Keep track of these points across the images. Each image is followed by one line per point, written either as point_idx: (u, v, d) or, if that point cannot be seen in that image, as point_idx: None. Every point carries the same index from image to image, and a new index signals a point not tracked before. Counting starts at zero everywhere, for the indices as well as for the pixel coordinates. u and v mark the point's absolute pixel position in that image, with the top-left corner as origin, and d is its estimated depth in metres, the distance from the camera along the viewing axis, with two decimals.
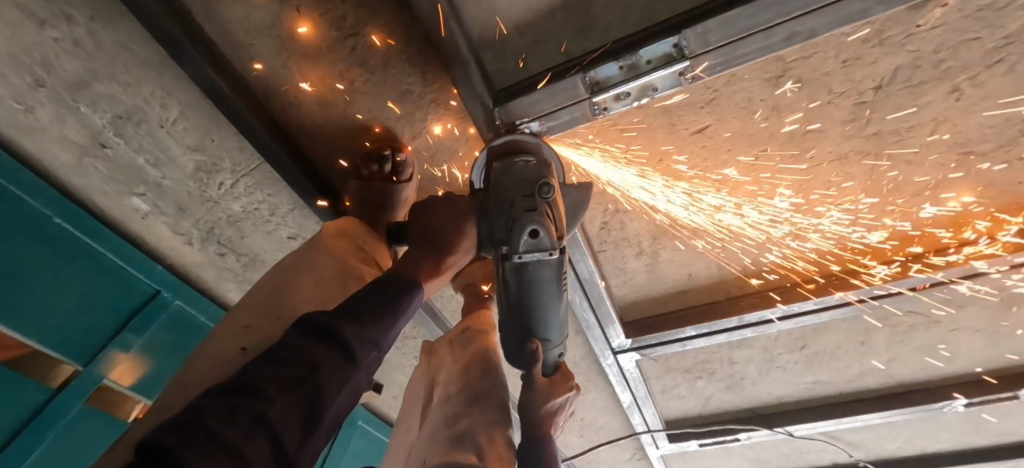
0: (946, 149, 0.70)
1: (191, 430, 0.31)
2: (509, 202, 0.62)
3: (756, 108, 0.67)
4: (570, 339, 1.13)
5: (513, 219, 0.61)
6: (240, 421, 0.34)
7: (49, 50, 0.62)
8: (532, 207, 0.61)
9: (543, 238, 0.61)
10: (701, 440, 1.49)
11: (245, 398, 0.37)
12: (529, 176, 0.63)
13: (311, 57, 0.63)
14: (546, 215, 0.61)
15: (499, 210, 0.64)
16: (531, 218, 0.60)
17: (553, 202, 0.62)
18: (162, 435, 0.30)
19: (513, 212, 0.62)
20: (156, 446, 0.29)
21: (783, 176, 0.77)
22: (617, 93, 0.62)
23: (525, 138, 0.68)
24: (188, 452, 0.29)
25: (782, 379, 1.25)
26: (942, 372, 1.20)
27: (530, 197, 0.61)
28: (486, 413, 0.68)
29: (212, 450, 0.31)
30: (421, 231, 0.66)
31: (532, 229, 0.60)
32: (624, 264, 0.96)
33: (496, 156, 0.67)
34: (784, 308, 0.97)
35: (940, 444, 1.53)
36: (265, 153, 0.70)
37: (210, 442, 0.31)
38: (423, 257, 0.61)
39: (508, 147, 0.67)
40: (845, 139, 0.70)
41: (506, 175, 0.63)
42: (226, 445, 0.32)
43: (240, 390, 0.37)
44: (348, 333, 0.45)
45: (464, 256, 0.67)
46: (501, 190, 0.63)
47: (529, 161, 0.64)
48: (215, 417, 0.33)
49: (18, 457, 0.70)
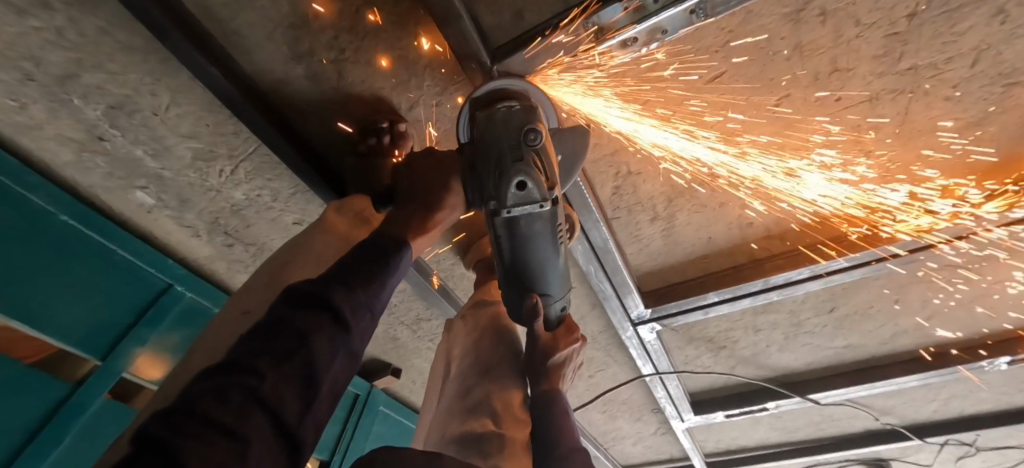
0: (989, 80, 0.64)
1: (183, 414, 0.30)
2: (496, 154, 0.59)
3: (774, 48, 0.62)
4: (588, 311, 1.10)
5: (500, 173, 0.58)
6: (235, 400, 0.33)
7: (33, 41, 0.60)
8: (519, 158, 0.57)
9: (531, 190, 0.57)
10: (727, 411, 1.46)
11: (238, 375, 0.35)
12: (514, 123, 0.59)
13: (298, 28, 0.60)
14: (533, 165, 0.57)
15: (486, 164, 0.60)
16: (518, 169, 0.56)
17: (542, 149, 0.58)
18: (153, 423, 0.29)
19: (500, 164, 0.58)
20: (148, 437, 0.28)
21: (805, 123, 0.72)
22: (623, 38, 0.59)
23: (507, 82, 0.64)
24: (181, 434, 0.29)
25: (812, 344, 1.20)
26: (983, 330, 1.14)
27: (516, 147, 0.58)
28: (500, 379, 0.68)
29: (209, 433, 0.30)
30: (408, 188, 0.64)
31: (520, 181, 0.57)
32: (639, 231, 0.92)
33: (479, 107, 0.63)
34: (811, 267, 0.92)
35: (980, 405, 1.47)
36: (263, 137, 0.68)
37: (207, 424, 0.30)
38: (409, 215, 0.59)
39: (493, 96, 0.63)
40: (875, 77, 0.65)
41: (490, 124, 0.60)
42: (223, 425, 0.31)
43: (232, 369, 0.36)
44: (338, 299, 0.44)
45: (452, 212, 0.65)
46: (487, 141, 0.60)
47: (514, 107, 0.60)
48: (206, 399, 0.32)
49: (42, 453, 0.70)
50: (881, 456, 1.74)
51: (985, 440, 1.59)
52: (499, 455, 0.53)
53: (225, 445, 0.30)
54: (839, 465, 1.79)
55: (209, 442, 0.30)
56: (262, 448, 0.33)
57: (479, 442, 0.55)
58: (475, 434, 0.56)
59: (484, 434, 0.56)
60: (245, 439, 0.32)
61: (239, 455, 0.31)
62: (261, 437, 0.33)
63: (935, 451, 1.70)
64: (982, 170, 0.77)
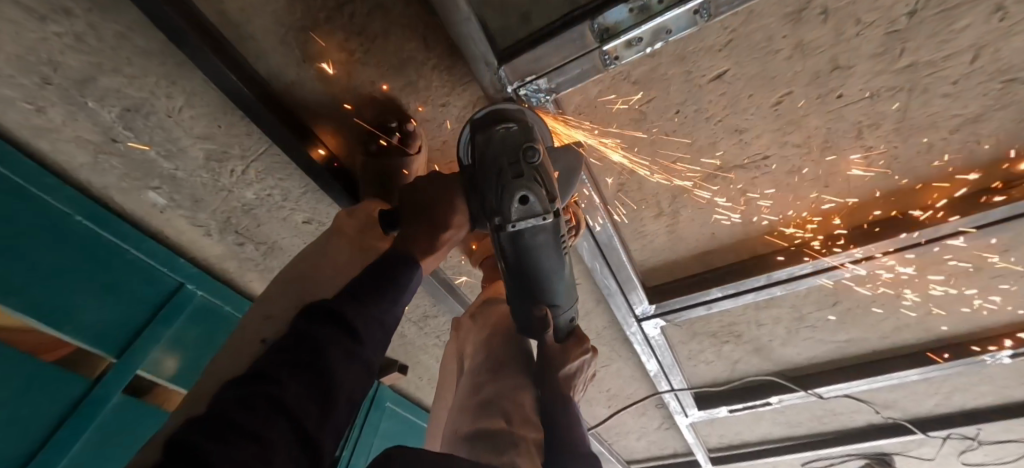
0: (988, 76, 0.65)
1: (214, 423, 0.34)
2: (496, 170, 0.60)
3: (776, 47, 0.63)
4: (593, 307, 1.12)
5: (502, 188, 0.59)
6: (260, 409, 0.36)
7: (53, 46, 0.62)
8: (519, 173, 0.58)
9: (534, 203, 0.59)
10: (731, 406, 1.47)
11: (262, 386, 0.38)
12: (513, 142, 0.59)
13: (310, 31, 0.62)
14: (535, 180, 0.59)
15: (486, 180, 0.61)
16: (519, 185, 0.58)
17: (541, 166, 0.59)
18: (187, 433, 0.32)
19: (501, 180, 0.59)
20: (184, 443, 0.31)
21: (808, 120, 0.73)
22: (629, 38, 0.60)
23: (506, 106, 0.65)
24: (213, 441, 0.32)
25: (814, 338, 1.22)
26: (984, 323, 1.15)
27: (515, 164, 0.59)
28: (511, 377, 0.70)
29: (235, 439, 0.33)
30: (413, 207, 0.65)
31: (522, 195, 0.58)
32: (644, 227, 0.94)
33: (478, 129, 0.63)
34: (814, 262, 0.93)
35: (981, 399, 1.48)
36: (279, 141, 0.70)
37: (235, 431, 0.33)
38: (416, 233, 0.62)
39: (489, 118, 0.64)
40: (876, 74, 0.66)
41: (489, 145, 0.60)
42: (250, 432, 0.34)
43: (256, 381, 0.39)
44: (351, 313, 0.46)
45: (457, 232, 0.67)
46: (486, 158, 0.60)
47: (511, 127, 0.60)
48: (233, 409, 0.35)
49: (62, 448, 0.71)
50: (883, 450, 1.75)
51: (987, 434, 1.60)
52: (513, 451, 0.55)
53: (250, 447, 0.33)
54: (841, 459, 1.80)
55: (237, 446, 0.32)
56: (286, 453, 0.35)
57: (491, 438, 0.57)
58: (487, 431, 0.58)
59: (497, 431, 0.58)
60: (269, 443, 0.34)
61: (263, 456, 0.33)
62: (285, 444, 0.35)
63: (937, 445, 1.71)
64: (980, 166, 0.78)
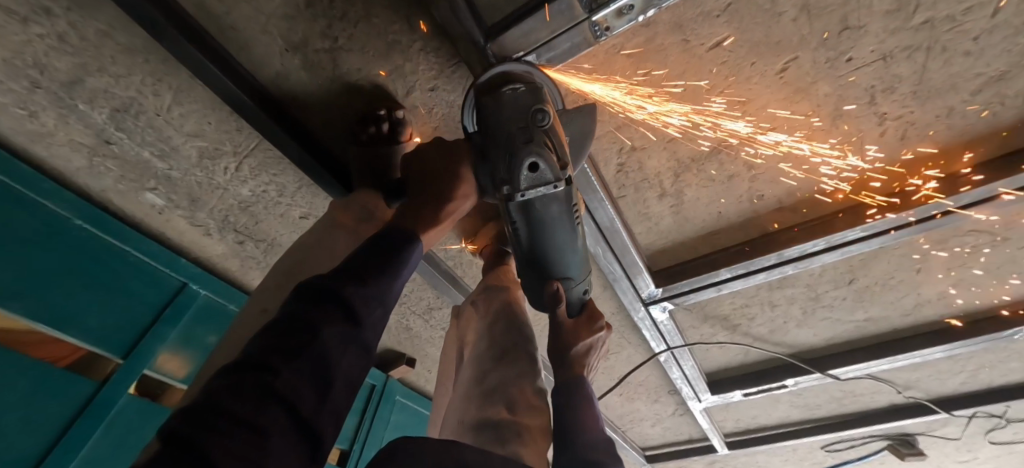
0: (1012, 30, 0.61)
1: (202, 410, 0.32)
2: (505, 135, 0.58)
3: (780, 9, 0.59)
4: (598, 294, 1.09)
5: (512, 154, 0.57)
6: (251, 396, 0.34)
7: (37, 48, 0.61)
8: (529, 138, 0.56)
9: (544, 170, 0.57)
10: (745, 390, 1.45)
11: (252, 372, 0.36)
12: (522, 105, 0.58)
13: (292, 18, 0.60)
14: (545, 145, 0.57)
15: (496, 148, 0.60)
16: (530, 150, 0.55)
17: (552, 129, 0.58)
18: (174, 423, 0.31)
19: (511, 146, 0.58)
20: (175, 438, 0.29)
21: (815, 88, 0.69)
22: (619, 7, 0.57)
23: (511, 68, 0.64)
24: (202, 432, 0.30)
25: (830, 318, 1.18)
26: (1012, 297, 1.10)
27: (526, 128, 0.57)
28: (515, 365, 0.68)
29: (230, 431, 0.31)
30: (419, 177, 0.64)
31: (532, 162, 0.56)
32: (647, 209, 0.91)
33: (484, 91, 0.62)
34: (827, 238, 0.90)
35: (1008, 376, 1.43)
36: (264, 135, 0.69)
37: (226, 420, 0.31)
38: (420, 207, 0.59)
39: (496, 80, 0.63)
40: (888, 34, 0.62)
41: (497, 109, 0.59)
42: (242, 421, 0.32)
43: (246, 366, 0.36)
44: (349, 292, 0.44)
45: (464, 201, 0.65)
46: (495, 124, 0.60)
47: (519, 88, 0.60)
48: (223, 396, 0.33)
49: (73, 447, 0.72)
50: (906, 431, 1.70)
51: (1015, 412, 1.55)
52: (516, 441, 0.54)
53: (245, 441, 0.31)
54: (862, 441, 1.77)
55: (229, 436, 0.30)
56: (281, 443, 0.33)
57: (496, 429, 0.56)
58: (491, 420, 0.57)
59: (502, 422, 0.56)
60: (265, 434, 0.32)
61: (260, 449, 0.31)
62: (280, 434, 0.34)
63: (962, 425, 1.66)
64: (993, 134, 0.75)
